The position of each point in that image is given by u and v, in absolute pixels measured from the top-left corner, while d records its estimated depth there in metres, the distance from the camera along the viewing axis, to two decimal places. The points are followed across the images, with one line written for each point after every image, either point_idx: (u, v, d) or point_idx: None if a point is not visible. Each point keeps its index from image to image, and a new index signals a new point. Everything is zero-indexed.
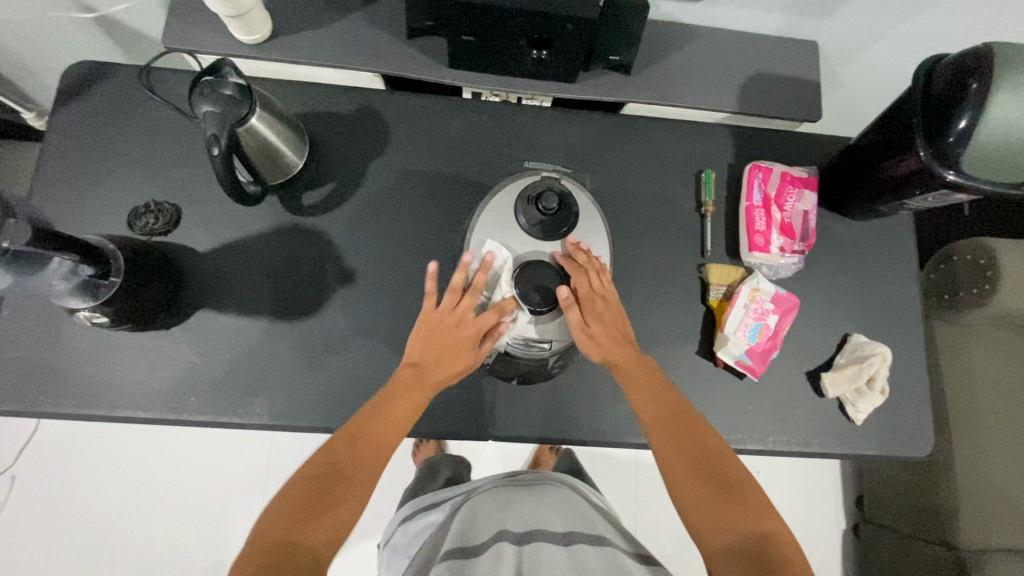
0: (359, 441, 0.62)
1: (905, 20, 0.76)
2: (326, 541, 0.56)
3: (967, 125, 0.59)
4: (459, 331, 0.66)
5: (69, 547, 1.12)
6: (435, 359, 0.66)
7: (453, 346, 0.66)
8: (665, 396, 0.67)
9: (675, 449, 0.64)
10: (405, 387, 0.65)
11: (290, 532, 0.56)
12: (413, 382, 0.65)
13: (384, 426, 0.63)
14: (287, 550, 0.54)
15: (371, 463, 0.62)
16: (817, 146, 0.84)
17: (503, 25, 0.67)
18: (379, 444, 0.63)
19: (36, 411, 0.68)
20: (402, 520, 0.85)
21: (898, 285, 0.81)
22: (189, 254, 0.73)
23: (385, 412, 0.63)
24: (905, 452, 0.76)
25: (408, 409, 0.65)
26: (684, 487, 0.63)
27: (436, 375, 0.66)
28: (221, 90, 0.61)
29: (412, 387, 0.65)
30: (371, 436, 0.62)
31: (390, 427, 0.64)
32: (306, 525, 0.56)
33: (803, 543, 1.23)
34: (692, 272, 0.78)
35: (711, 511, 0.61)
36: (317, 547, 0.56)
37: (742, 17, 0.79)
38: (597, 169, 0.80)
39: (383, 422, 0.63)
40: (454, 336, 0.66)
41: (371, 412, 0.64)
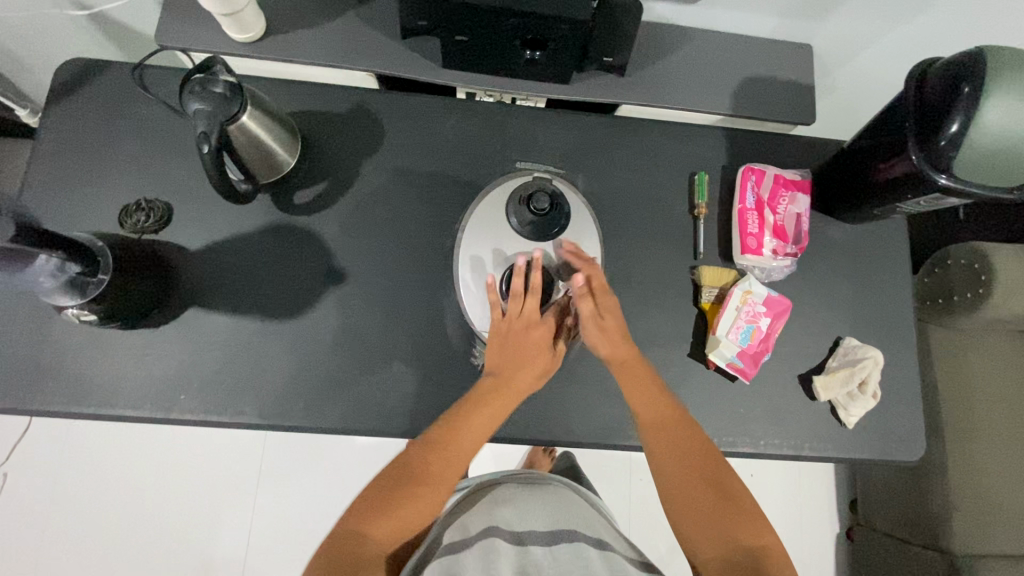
0: (446, 451, 0.63)
1: (900, 24, 0.76)
2: (391, 540, 0.60)
3: (958, 129, 0.59)
4: (535, 336, 0.67)
5: (60, 546, 1.11)
6: (517, 367, 0.66)
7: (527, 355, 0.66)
8: (666, 408, 0.66)
9: (671, 458, 0.65)
10: (490, 400, 0.65)
11: (364, 526, 0.60)
12: (495, 393, 0.65)
13: (467, 437, 0.63)
14: (356, 544, 0.58)
15: (449, 471, 0.63)
16: (811, 148, 0.84)
17: (497, 25, 0.67)
18: (457, 455, 0.63)
19: (24, 409, 0.67)
20: None
21: (891, 288, 0.81)
22: (180, 252, 0.72)
23: (467, 424, 0.63)
24: (898, 456, 0.76)
25: (489, 423, 0.64)
26: (682, 494, 0.64)
27: (520, 383, 0.66)
28: (211, 88, 0.60)
29: (496, 397, 0.65)
30: (452, 445, 0.63)
31: (470, 441, 0.64)
32: (376, 521, 0.60)
33: (797, 547, 1.23)
34: (685, 274, 0.78)
35: (708, 522, 0.62)
36: (381, 546, 0.59)
37: (737, 19, 0.79)
38: (591, 170, 0.80)
39: (465, 434, 0.63)
40: (532, 343, 0.67)
41: (451, 421, 0.64)
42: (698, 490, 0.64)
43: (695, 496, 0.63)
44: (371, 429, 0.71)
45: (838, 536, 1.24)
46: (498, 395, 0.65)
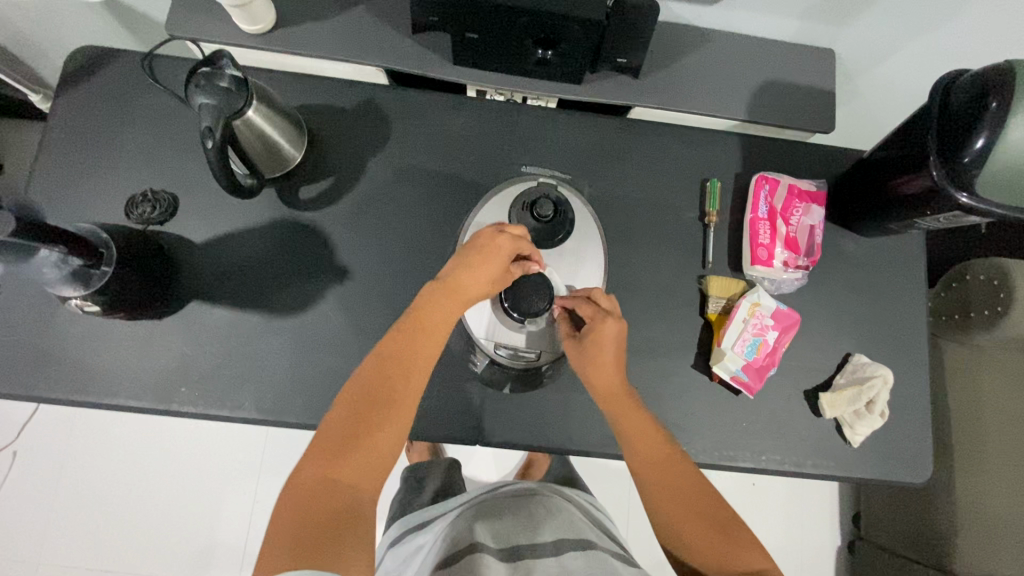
0: (395, 373, 0.60)
1: (927, 33, 0.73)
2: (366, 477, 0.56)
3: (983, 144, 0.57)
4: (492, 254, 0.61)
5: (66, 522, 1.14)
6: (466, 281, 0.62)
7: (482, 272, 0.61)
8: (650, 431, 0.64)
9: (654, 475, 0.62)
10: (439, 307, 0.62)
11: (331, 467, 0.55)
12: (444, 299, 0.62)
13: (422, 346, 0.61)
14: (327, 487, 0.54)
15: (413, 385, 0.60)
16: (828, 158, 0.81)
17: (507, 24, 0.65)
18: (412, 370, 0.60)
19: (28, 395, 0.68)
20: (389, 544, 0.80)
21: (904, 305, 0.78)
22: (184, 244, 0.72)
23: (415, 342, 0.61)
24: (903, 477, 0.74)
25: (439, 330, 0.62)
26: (658, 515, 0.62)
27: (465, 293, 0.62)
28: (217, 81, 0.60)
29: (444, 303, 0.62)
30: (407, 355, 0.60)
31: (422, 353, 0.61)
32: (342, 460, 0.56)
33: (796, 558, 1.22)
34: (692, 284, 0.77)
35: (692, 544, 0.59)
36: (356, 488, 0.55)
37: (757, 23, 0.77)
38: (599, 175, 0.79)
39: (421, 345, 0.61)
40: (489, 259, 0.61)
41: (403, 333, 0.61)
42: (682, 509, 0.61)
43: (674, 515, 0.61)
44: None
45: (840, 549, 1.23)
46: (444, 305, 0.62)
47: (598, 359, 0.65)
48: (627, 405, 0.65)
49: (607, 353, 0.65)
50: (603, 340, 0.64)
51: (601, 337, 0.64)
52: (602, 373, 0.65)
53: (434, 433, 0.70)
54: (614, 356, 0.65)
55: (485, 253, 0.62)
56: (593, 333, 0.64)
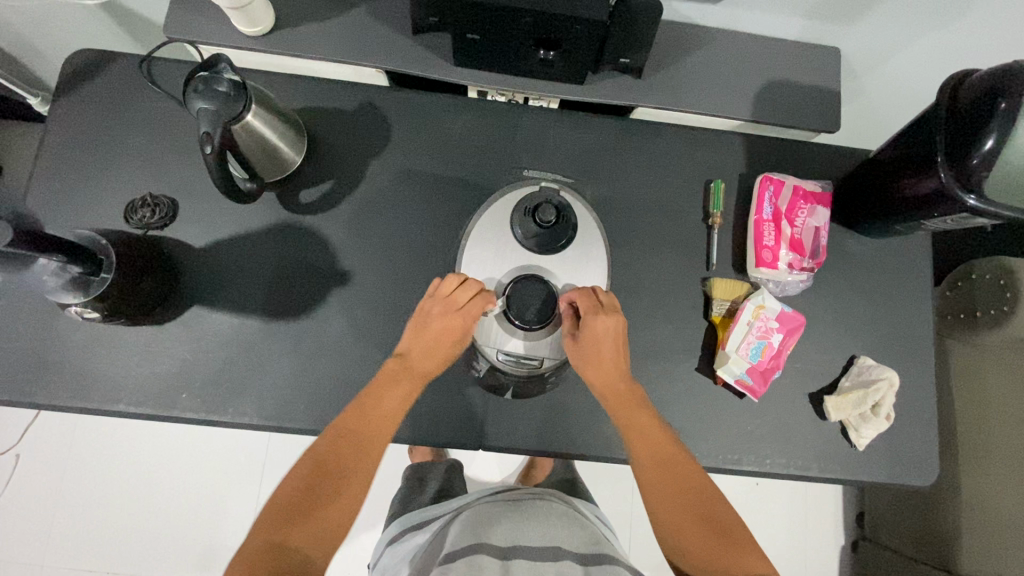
0: (355, 445, 0.61)
1: (934, 31, 0.72)
2: (319, 548, 0.57)
3: (993, 146, 0.56)
4: (449, 323, 0.63)
5: (69, 524, 1.14)
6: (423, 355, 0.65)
7: (439, 347, 0.65)
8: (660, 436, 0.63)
9: (659, 484, 0.62)
10: (395, 386, 0.63)
11: (283, 533, 0.56)
12: (401, 377, 0.64)
13: (376, 428, 0.62)
14: (278, 553, 0.55)
15: (367, 464, 0.61)
16: (833, 158, 0.81)
17: (509, 25, 0.65)
18: (370, 448, 0.62)
19: (29, 402, 0.68)
20: (388, 542, 0.80)
21: (910, 307, 0.78)
22: (184, 248, 0.72)
23: (374, 417, 0.62)
24: (908, 480, 0.74)
25: (394, 411, 0.63)
26: (663, 524, 0.61)
27: (421, 368, 0.65)
28: (215, 86, 0.59)
29: (402, 383, 0.64)
30: (361, 437, 0.61)
31: (381, 428, 0.62)
32: (292, 529, 0.56)
33: (800, 559, 1.22)
34: (695, 286, 0.76)
35: (696, 553, 0.58)
36: (309, 553, 0.56)
37: (761, 21, 0.76)
38: (602, 177, 0.78)
39: (375, 427, 0.62)
40: (445, 330, 0.64)
41: (360, 410, 0.62)
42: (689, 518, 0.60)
43: (680, 524, 0.60)
44: None
45: (844, 548, 1.23)
46: (405, 382, 0.64)
47: (595, 357, 0.64)
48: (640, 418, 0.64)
49: (603, 346, 0.64)
50: (597, 333, 0.63)
51: (594, 333, 0.64)
52: (601, 371, 0.64)
53: (437, 438, 0.69)
54: (609, 350, 0.65)
55: (443, 328, 0.63)
56: (588, 330, 0.63)
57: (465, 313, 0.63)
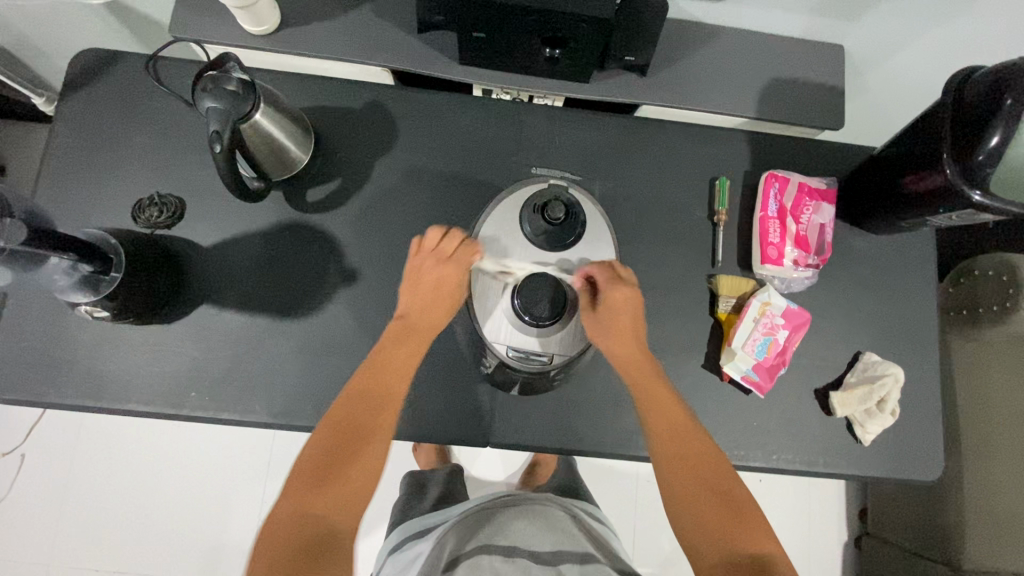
0: (370, 401, 0.63)
1: (938, 28, 0.72)
2: (342, 508, 0.58)
3: (999, 142, 0.56)
4: (445, 277, 0.67)
5: (75, 524, 1.14)
6: (422, 307, 0.68)
7: (440, 296, 0.68)
8: (676, 413, 0.65)
9: (682, 472, 0.62)
10: (404, 340, 0.66)
11: (307, 500, 0.57)
12: (411, 334, 0.67)
13: (391, 381, 0.64)
14: (304, 522, 0.56)
15: (385, 416, 0.63)
16: (837, 155, 0.81)
17: (515, 24, 0.65)
18: (386, 405, 0.63)
19: (38, 402, 0.68)
20: (389, 551, 0.80)
21: (915, 303, 0.78)
22: (192, 247, 0.72)
23: (387, 373, 0.64)
24: (914, 475, 0.74)
25: (404, 367, 0.65)
26: (671, 495, 0.62)
27: (424, 324, 0.68)
28: (224, 85, 0.59)
29: (412, 338, 0.67)
30: (377, 389, 0.63)
31: (395, 385, 0.64)
32: (316, 492, 0.58)
33: (804, 556, 1.22)
34: (701, 283, 0.76)
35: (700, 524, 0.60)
36: (336, 518, 0.57)
37: (765, 19, 0.76)
38: (608, 175, 0.78)
39: (388, 378, 0.64)
40: (443, 285, 0.67)
41: (373, 369, 0.64)
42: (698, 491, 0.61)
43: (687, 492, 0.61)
44: None
45: (847, 544, 1.23)
46: (411, 339, 0.67)
47: (616, 324, 0.67)
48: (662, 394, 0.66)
49: (620, 314, 0.68)
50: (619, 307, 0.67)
51: (611, 299, 0.67)
52: (621, 340, 0.68)
53: (446, 435, 0.70)
54: (627, 321, 0.68)
55: (437, 279, 0.67)
56: (608, 297, 0.66)
57: (455, 262, 0.67)
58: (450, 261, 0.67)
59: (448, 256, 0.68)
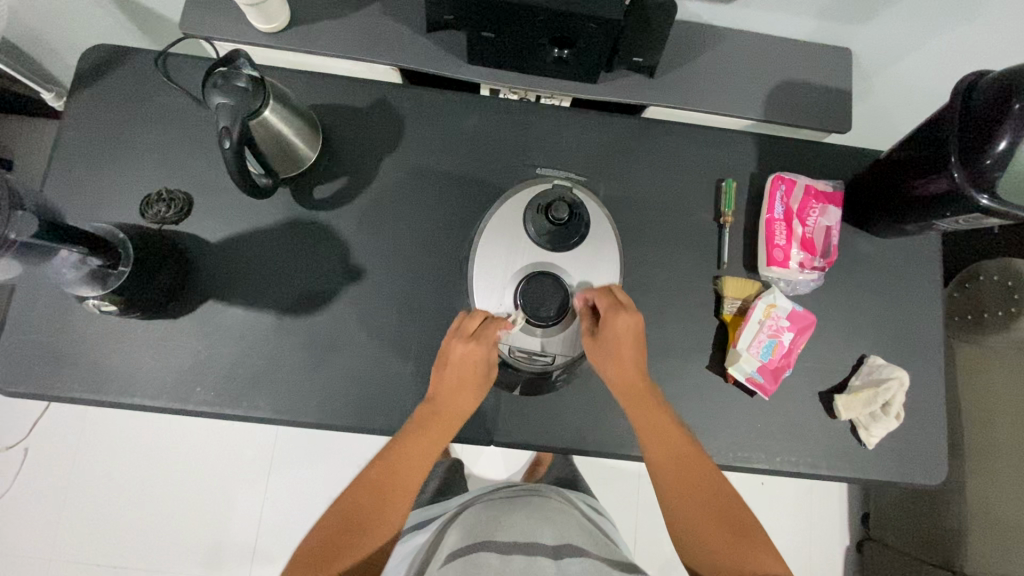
0: (380, 489, 0.64)
1: (947, 32, 0.72)
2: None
3: (1006, 147, 0.56)
4: (469, 364, 0.64)
5: (77, 518, 1.14)
6: (448, 397, 0.65)
7: (464, 386, 0.65)
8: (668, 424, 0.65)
9: (671, 478, 0.64)
10: (423, 432, 0.65)
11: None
12: (429, 424, 0.65)
13: (403, 475, 0.65)
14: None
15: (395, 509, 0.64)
16: (843, 158, 0.81)
17: (524, 24, 0.65)
18: (394, 499, 0.65)
19: (44, 395, 0.69)
20: None
21: (920, 307, 0.78)
22: (199, 243, 0.72)
23: (398, 463, 0.65)
24: (916, 478, 0.74)
25: (418, 460, 0.65)
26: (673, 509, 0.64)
27: (450, 414, 0.66)
28: (234, 82, 0.59)
29: (429, 428, 0.65)
30: (390, 481, 0.64)
31: (406, 474, 0.65)
32: (326, 570, 0.61)
33: (804, 560, 1.22)
34: (706, 284, 0.76)
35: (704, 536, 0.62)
36: None
37: (773, 22, 0.76)
38: (614, 176, 0.78)
39: (399, 473, 0.65)
40: (467, 373, 0.65)
41: (384, 464, 0.65)
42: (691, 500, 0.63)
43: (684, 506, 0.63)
44: (383, 428, 0.71)
45: (848, 548, 1.23)
46: (432, 429, 0.66)
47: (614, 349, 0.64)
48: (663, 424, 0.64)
49: (620, 342, 0.64)
50: (617, 330, 0.63)
51: (612, 330, 0.63)
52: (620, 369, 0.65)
53: (449, 433, 0.70)
54: (628, 341, 0.65)
55: (462, 363, 0.64)
56: (605, 326, 0.63)
57: (477, 340, 0.63)
58: (474, 339, 0.63)
59: (471, 336, 0.64)
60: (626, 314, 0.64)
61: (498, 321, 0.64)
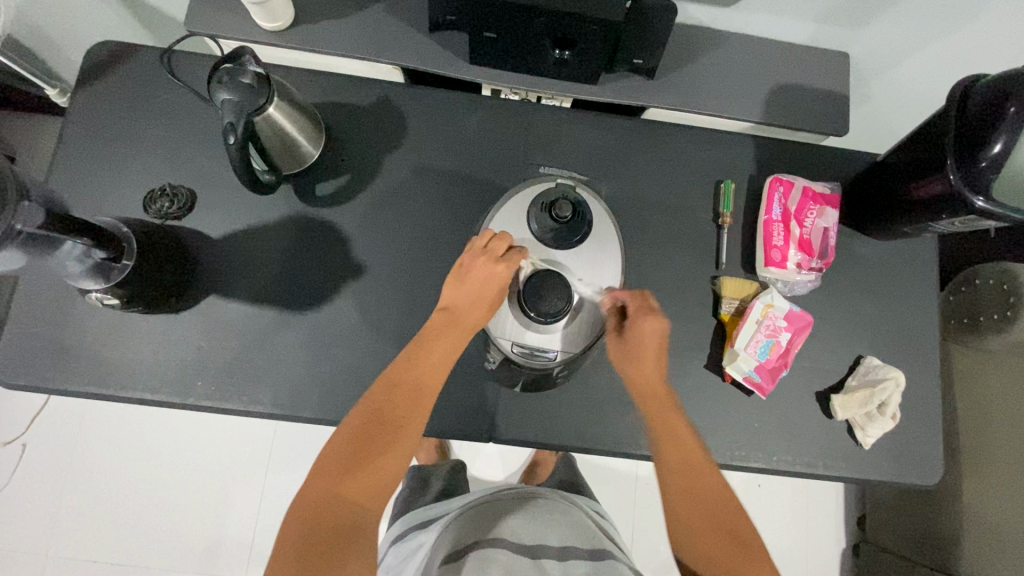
0: (406, 389, 0.63)
1: (943, 37, 0.73)
2: (374, 496, 0.58)
3: (1000, 150, 0.57)
4: (496, 276, 0.64)
5: (74, 514, 1.14)
6: (468, 304, 0.65)
7: (488, 294, 0.65)
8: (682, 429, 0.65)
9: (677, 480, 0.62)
10: (442, 335, 0.65)
11: (338, 485, 0.57)
12: (451, 328, 0.66)
13: (428, 377, 0.64)
14: (336, 505, 0.56)
15: (421, 412, 0.63)
16: (841, 161, 0.82)
17: (526, 24, 0.65)
18: (422, 399, 0.63)
19: (46, 387, 0.69)
20: (393, 540, 0.80)
21: (916, 309, 0.79)
22: (202, 238, 0.73)
23: (424, 364, 0.64)
24: (912, 479, 0.75)
25: (443, 359, 0.65)
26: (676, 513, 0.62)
27: (471, 318, 0.66)
28: (240, 78, 0.60)
29: (452, 332, 0.65)
30: (414, 385, 0.63)
31: (432, 375, 0.64)
32: (352, 478, 0.57)
33: (801, 563, 1.22)
34: (705, 284, 0.77)
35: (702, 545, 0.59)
36: (365, 502, 0.57)
37: (772, 26, 0.77)
38: (614, 176, 0.79)
39: (425, 373, 0.64)
40: (494, 284, 0.64)
41: (408, 363, 0.64)
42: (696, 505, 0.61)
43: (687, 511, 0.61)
44: None
45: (844, 551, 1.23)
46: (453, 333, 0.65)
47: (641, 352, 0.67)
48: (675, 423, 0.64)
49: (648, 347, 0.67)
50: (644, 335, 0.67)
51: (641, 334, 0.67)
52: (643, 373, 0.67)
53: (448, 429, 0.71)
54: (654, 348, 0.67)
55: (488, 276, 0.64)
56: (634, 329, 0.67)
57: (505, 260, 0.64)
58: (503, 259, 0.64)
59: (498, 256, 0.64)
60: (657, 320, 0.67)
61: (525, 251, 0.65)
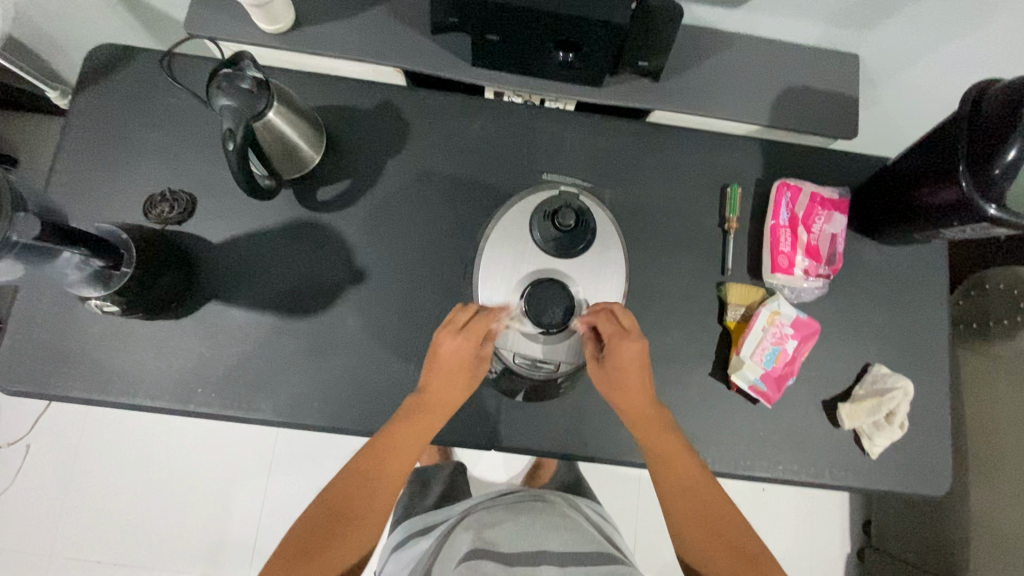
0: (375, 468, 0.64)
1: (956, 38, 0.71)
2: None
3: (1015, 158, 0.56)
4: (466, 353, 0.65)
5: (77, 514, 1.14)
6: (438, 387, 0.66)
7: (456, 374, 0.66)
8: (673, 446, 0.65)
9: (676, 494, 0.64)
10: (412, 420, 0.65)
11: (289, 567, 0.59)
12: (418, 414, 0.65)
13: (393, 463, 0.65)
14: None
15: (373, 499, 0.64)
16: (850, 165, 0.80)
17: (530, 26, 0.64)
18: (386, 481, 0.64)
19: (46, 394, 0.69)
20: (393, 549, 0.79)
21: (925, 316, 0.78)
22: (202, 244, 0.72)
23: (391, 450, 0.64)
24: (920, 489, 0.74)
25: (410, 448, 0.65)
26: (675, 522, 0.64)
27: (444, 411, 0.66)
28: (238, 83, 0.59)
29: (421, 415, 0.65)
30: (375, 470, 0.64)
31: (400, 460, 0.65)
32: (303, 563, 0.60)
33: (804, 568, 1.21)
34: (710, 290, 0.76)
35: (703, 550, 0.62)
36: None
37: (781, 27, 0.76)
38: (619, 181, 0.78)
39: (391, 457, 0.64)
40: (462, 364, 0.65)
41: (373, 449, 0.65)
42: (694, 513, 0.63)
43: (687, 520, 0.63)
44: None
45: (849, 556, 1.23)
46: (424, 421, 0.65)
47: (623, 379, 0.65)
48: (668, 446, 0.65)
49: (628, 371, 0.64)
50: (624, 358, 0.64)
51: (622, 359, 0.64)
52: (628, 398, 0.65)
53: (450, 437, 0.70)
54: (637, 370, 0.65)
55: (454, 353, 0.65)
56: (614, 352, 0.64)
57: (470, 333, 0.64)
58: (464, 333, 0.65)
59: (463, 330, 0.65)
60: (632, 340, 0.64)
61: (493, 313, 0.64)
